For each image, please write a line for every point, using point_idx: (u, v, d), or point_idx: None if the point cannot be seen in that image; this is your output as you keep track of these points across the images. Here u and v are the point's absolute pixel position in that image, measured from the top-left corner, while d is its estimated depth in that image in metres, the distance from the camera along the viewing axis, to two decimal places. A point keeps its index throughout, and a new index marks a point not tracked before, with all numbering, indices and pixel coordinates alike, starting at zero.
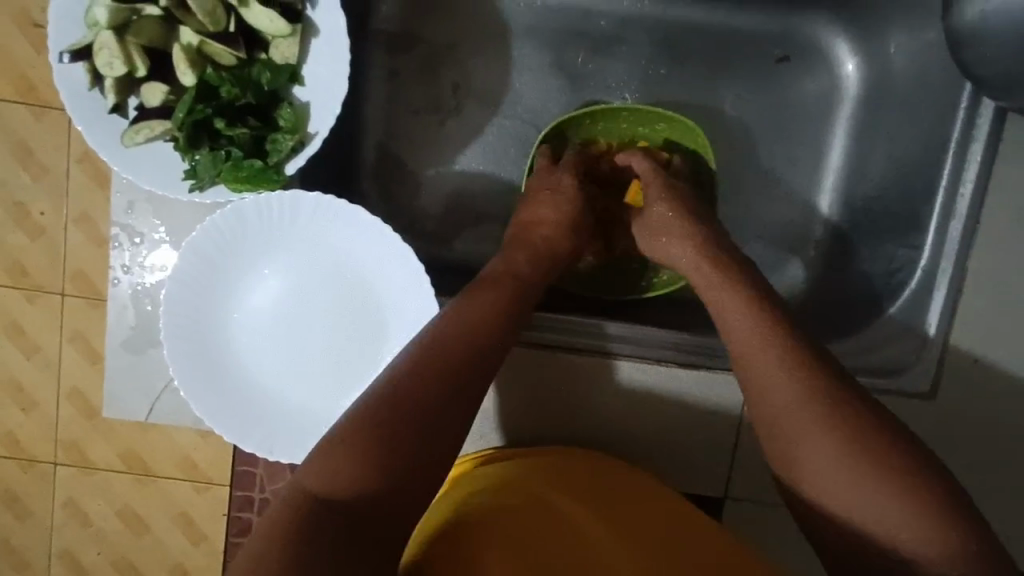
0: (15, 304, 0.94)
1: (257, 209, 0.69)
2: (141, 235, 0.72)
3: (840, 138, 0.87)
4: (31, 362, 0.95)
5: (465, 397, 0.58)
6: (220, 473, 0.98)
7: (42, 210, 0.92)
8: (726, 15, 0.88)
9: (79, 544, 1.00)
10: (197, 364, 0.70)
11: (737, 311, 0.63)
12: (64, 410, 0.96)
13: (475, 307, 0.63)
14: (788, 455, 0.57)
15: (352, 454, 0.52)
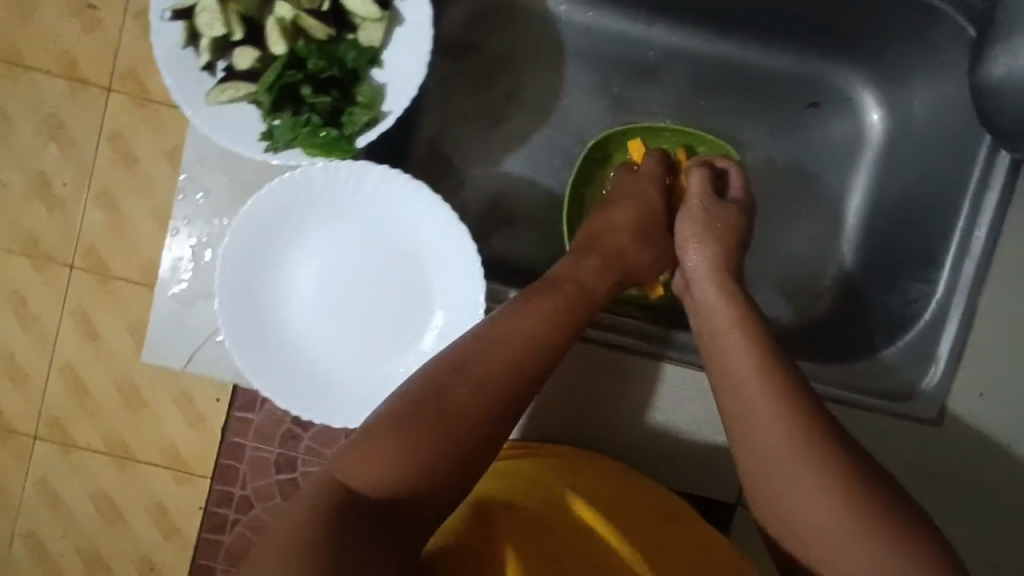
0: (21, 274, 1.04)
1: (324, 174, 0.72)
2: (205, 188, 0.75)
3: (861, 183, 0.94)
4: (21, 329, 1.05)
5: (514, 415, 0.62)
6: (199, 466, 1.06)
7: (63, 182, 1.03)
8: (765, 58, 0.94)
9: (42, 528, 1.07)
10: (246, 320, 0.73)
11: (737, 338, 0.68)
12: (54, 386, 1.06)
13: (534, 321, 0.66)
14: (783, 486, 0.61)
15: (396, 446, 0.56)
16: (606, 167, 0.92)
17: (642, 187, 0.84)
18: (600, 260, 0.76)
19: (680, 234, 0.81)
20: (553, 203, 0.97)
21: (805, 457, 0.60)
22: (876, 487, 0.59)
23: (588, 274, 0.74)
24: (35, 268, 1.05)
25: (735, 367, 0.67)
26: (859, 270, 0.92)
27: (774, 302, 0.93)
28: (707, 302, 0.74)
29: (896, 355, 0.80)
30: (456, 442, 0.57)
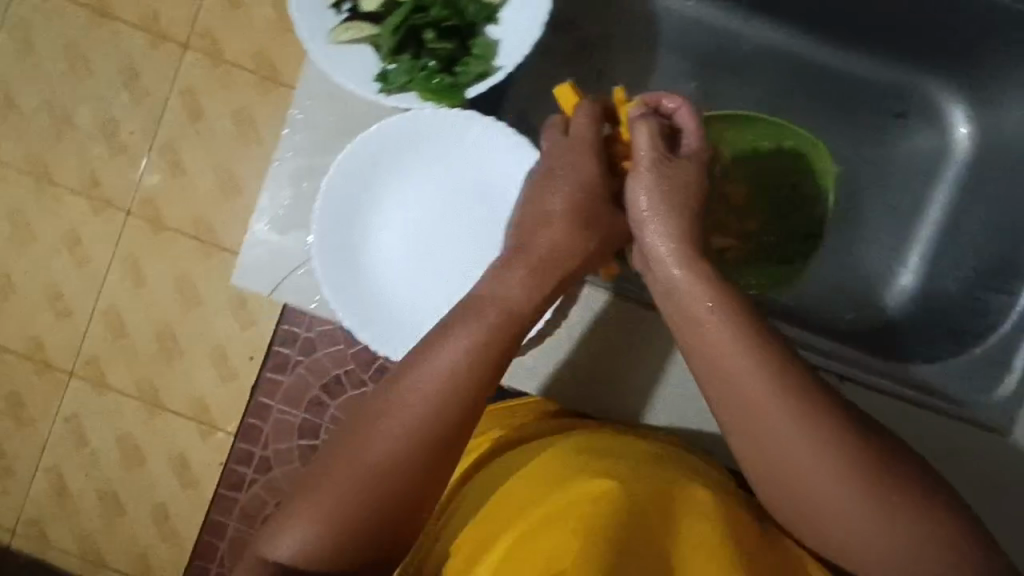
0: (145, 241, 1.36)
1: (435, 119, 0.75)
2: (312, 124, 0.78)
3: (942, 197, 0.94)
4: (95, 279, 1.36)
5: (427, 477, 0.61)
6: (224, 420, 1.36)
7: (189, 163, 1.35)
8: (858, 63, 0.96)
9: (84, 457, 1.38)
10: (340, 250, 0.76)
11: (718, 335, 0.62)
12: (151, 338, 1.36)
13: (439, 379, 0.62)
14: (803, 495, 0.58)
15: (329, 520, 0.58)
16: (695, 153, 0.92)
17: (572, 157, 0.71)
18: (525, 271, 0.68)
19: (626, 194, 0.70)
20: None
21: (810, 447, 0.57)
22: (884, 460, 0.57)
23: (517, 288, 0.67)
24: (155, 233, 1.36)
25: (738, 381, 0.60)
26: (928, 284, 0.92)
27: (841, 309, 0.94)
28: (676, 291, 0.66)
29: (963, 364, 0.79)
30: (377, 507, 0.59)
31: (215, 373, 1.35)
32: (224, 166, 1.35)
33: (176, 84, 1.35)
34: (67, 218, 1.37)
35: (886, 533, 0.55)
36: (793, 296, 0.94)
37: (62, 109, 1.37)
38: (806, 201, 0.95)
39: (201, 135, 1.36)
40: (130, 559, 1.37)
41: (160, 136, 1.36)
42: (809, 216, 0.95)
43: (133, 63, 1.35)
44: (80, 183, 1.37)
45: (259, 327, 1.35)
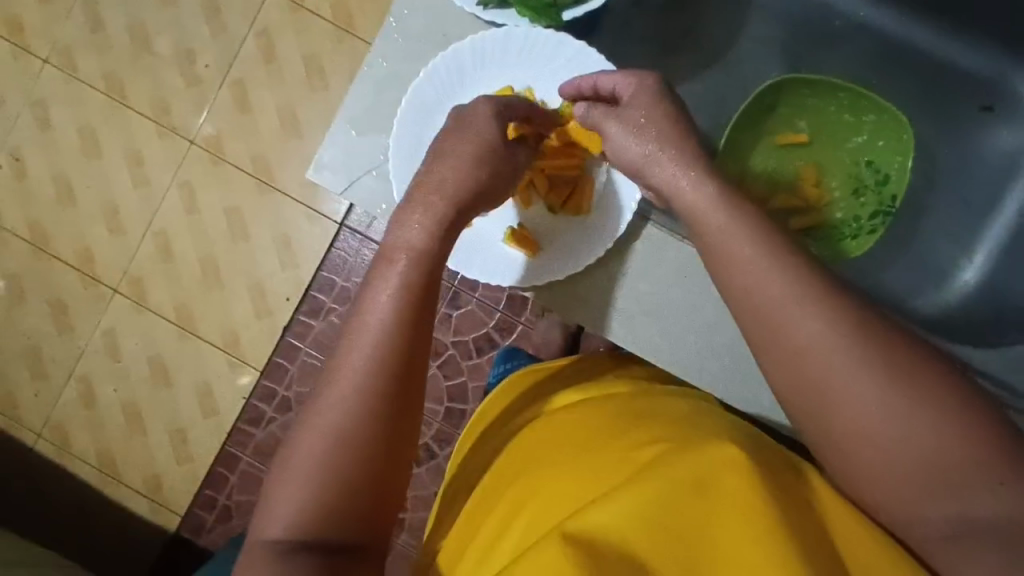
0: (200, 174, 1.46)
1: (526, 38, 0.77)
2: (405, 33, 0.80)
3: (1017, 197, 0.93)
4: (154, 210, 1.47)
5: (385, 426, 0.58)
6: (253, 355, 1.45)
7: (258, 101, 1.44)
8: (951, 48, 0.95)
9: (120, 370, 1.48)
10: (413, 158, 0.78)
11: (770, 277, 0.58)
12: (198, 266, 1.46)
13: (377, 325, 0.60)
14: (867, 445, 0.53)
15: (302, 490, 0.55)
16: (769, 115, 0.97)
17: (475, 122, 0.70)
18: (423, 209, 0.67)
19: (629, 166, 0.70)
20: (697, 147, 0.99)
21: (871, 380, 0.53)
22: (886, 357, 0.53)
23: (415, 228, 0.66)
24: (213, 164, 1.45)
25: (797, 331, 0.55)
26: (985, 285, 0.91)
27: (903, 291, 0.94)
28: (719, 230, 0.62)
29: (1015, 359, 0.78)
30: (343, 466, 0.56)
31: (251, 306, 1.45)
32: (287, 106, 1.43)
33: (253, 25, 1.44)
34: (135, 141, 1.47)
35: (902, 434, 0.52)
36: (852, 274, 0.94)
37: (146, 35, 1.47)
38: (882, 177, 0.97)
39: (269, 76, 1.43)
40: (144, 471, 1.47)
41: (231, 73, 1.45)
42: (883, 192, 0.97)
43: (217, 3, 1.45)
44: (152, 108, 1.47)
45: (301, 270, 1.43)
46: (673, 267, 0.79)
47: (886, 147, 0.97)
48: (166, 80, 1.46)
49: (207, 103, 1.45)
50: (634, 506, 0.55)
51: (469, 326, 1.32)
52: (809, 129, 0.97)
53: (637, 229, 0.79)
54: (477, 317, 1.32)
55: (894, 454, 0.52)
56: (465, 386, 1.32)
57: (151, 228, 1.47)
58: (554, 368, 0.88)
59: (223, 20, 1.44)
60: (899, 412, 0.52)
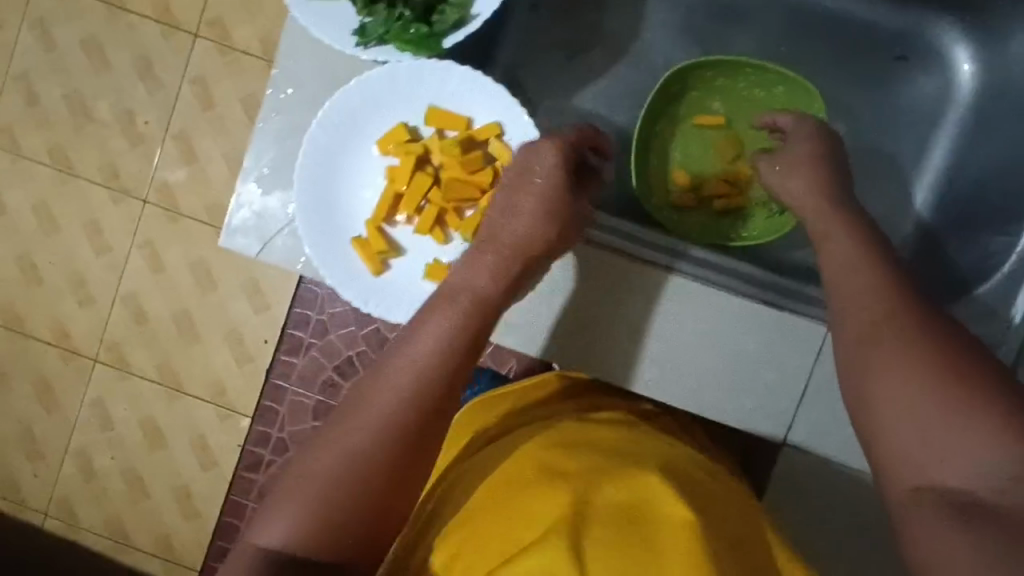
0: (159, 231, 1.44)
1: (411, 74, 0.75)
2: (294, 84, 0.78)
3: (944, 145, 0.90)
4: (121, 274, 1.46)
5: (401, 462, 0.62)
6: (242, 403, 1.44)
7: (203, 149, 1.42)
8: (855, 6, 0.93)
9: (117, 436, 1.47)
10: (321, 213, 0.77)
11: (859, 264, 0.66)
12: (171, 323, 1.45)
13: (416, 362, 0.64)
14: (901, 409, 0.57)
15: (311, 509, 0.59)
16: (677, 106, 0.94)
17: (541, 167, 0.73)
18: (493, 254, 0.71)
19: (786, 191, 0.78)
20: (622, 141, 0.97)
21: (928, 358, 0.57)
22: (946, 354, 0.57)
23: (480, 271, 0.70)
24: (170, 220, 1.43)
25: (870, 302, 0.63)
26: (925, 235, 0.89)
27: None
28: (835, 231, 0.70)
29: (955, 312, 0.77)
30: (356, 491, 0.59)
31: (232, 355, 1.43)
32: (234, 154, 1.41)
33: (185, 73, 1.41)
34: (91, 208, 1.46)
35: (932, 407, 0.55)
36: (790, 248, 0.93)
37: (82, 101, 1.45)
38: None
39: (212, 125, 1.42)
40: (155, 531, 1.47)
41: (173, 127, 1.43)
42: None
43: (147, 58, 1.43)
44: (101, 173, 1.45)
45: (274, 310, 1.42)
46: (598, 279, 0.78)
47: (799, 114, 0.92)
48: (111, 143, 1.45)
49: (155, 160, 1.43)
50: (598, 561, 0.58)
51: None
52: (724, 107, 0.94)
53: None
54: None
55: (931, 436, 0.55)
56: None
57: (121, 292, 1.46)
58: (545, 390, 0.87)
59: (155, 74, 1.42)
60: (937, 398, 0.55)
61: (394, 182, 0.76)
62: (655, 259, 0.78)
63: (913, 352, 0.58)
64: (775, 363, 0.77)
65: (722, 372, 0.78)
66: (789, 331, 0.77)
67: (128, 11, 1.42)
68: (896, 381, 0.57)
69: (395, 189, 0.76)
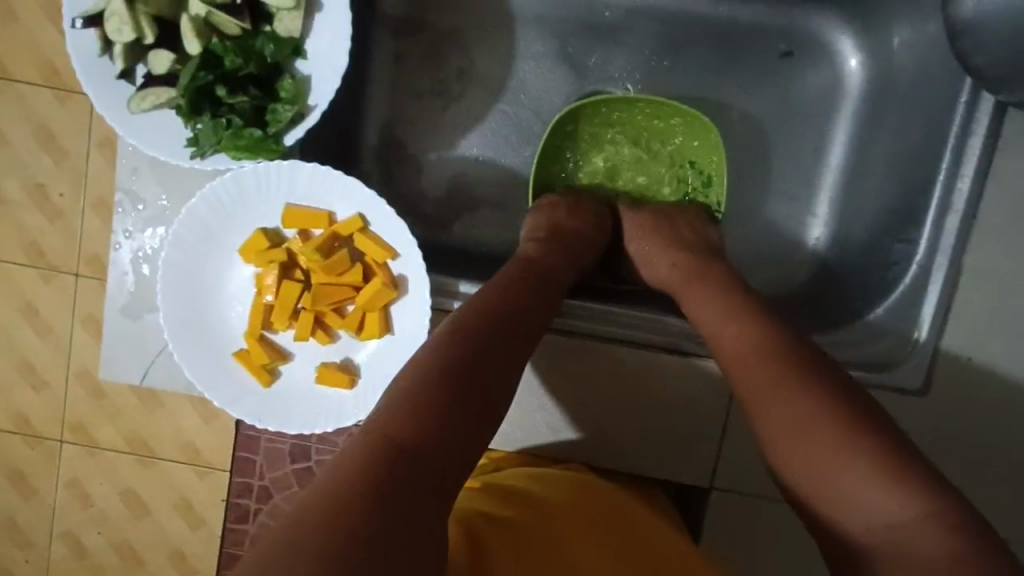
0: (28, 283, 1.00)
1: (257, 177, 0.70)
2: (144, 202, 0.73)
3: (842, 136, 0.87)
4: (42, 341, 1.01)
5: (503, 377, 0.55)
6: (221, 458, 1.05)
7: (60, 192, 0.97)
8: (729, 8, 0.88)
9: (81, 524, 1.07)
10: (195, 331, 0.72)
11: (716, 310, 0.62)
12: (73, 391, 1.03)
13: (518, 291, 0.63)
14: (795, 444, 0.50)
15: (419, 400, 0.49)
16: (578, 143, 0.85)
17: (579, 207, 0.79)
18: (555, 243, 0.72)
19: (642, 255, 0.75)
20: (516, 183, 0.92)
21: (814, 395, 0.51)
22: (838, 397, 0.50)
23: (547, 250, 0.71)
24: (43, 278, 1.00)
25: (732, 347, 0.58)
26: (832, 248, 0.85)
27: (765, 271, 0.88)
28: (689, 302, 0.65)
29: (857, 333, 0.74)
30: (460, 390, 0.51)
31: (197, 413, 1.03)
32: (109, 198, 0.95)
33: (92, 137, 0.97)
34: (14, 290, 1.00)
35: (817, 449, 0.49)
36: None
37: None
38: (706, 179, 0.84)
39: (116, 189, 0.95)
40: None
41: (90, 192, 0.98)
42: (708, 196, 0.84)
43: (46, 125, 0.96)
44: (23, 255, 0.99)
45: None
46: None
47: (701, 147, 0.84)
48: (20, 218, 0.98)
49: (80, 235, 0.99)
50: None
51: None
52: (627, 143, 0.86)
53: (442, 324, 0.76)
54: None
55: (820, 474, 0.49)
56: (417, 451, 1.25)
57: (74, 369, 1.02)
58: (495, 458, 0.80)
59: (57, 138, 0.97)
60: (814, 421, 0.50)
61: (261, 292, 0.72)
62: (603, 335, 0.76)
63: (780, 391, 0.52)
64: (693, 409, 0.76)
65: (639, 421, 0.77)
66: (699, 375, 0.75)
67: (13, 79, 0.95)
68: (768, 425, 0.52)
69: (264, 299, 0.72)
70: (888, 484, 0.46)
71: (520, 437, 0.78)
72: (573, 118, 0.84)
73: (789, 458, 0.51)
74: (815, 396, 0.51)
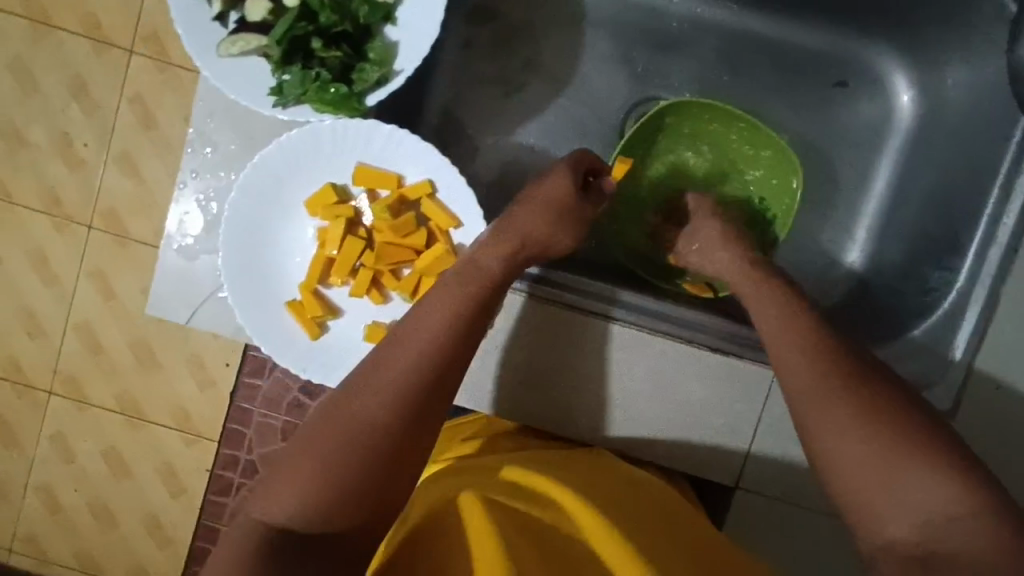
0: (45, 233, 1.09)
1: (333, 133, 0.71)
2: (214, 144, 0.74)
3: (886, 168, 0.91)
4: (48, 291, 1.10)
5: (404, 433, 0.57)
6: (209, 429, 1.12)
7: (85, 143, 1.07)
8: (792, 31, 0.92)
9: (63, 477, 1.14)
10: (250, 277, 0.73)
11: (771, 310, 0.65)
12: (70, 341, 1.11)
13: (430, 328, 0.62)
14: (853, 437, 0.54)
15: (301, 477, 0.53)
16: (660, 141, 0.89)
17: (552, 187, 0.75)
18: (504, 240, 0.70)
19: (698, 245, 0.77)
20: None
21: (879, 395, 0.56)
22: (899, 400, 0.55)
23: (486, 249, 0.69)
24: (56, 227, 1.08)
25: (791, 343, 0.61)
26: (871, 271, 0.89)
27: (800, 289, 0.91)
28: (754, 296, 0.68)
29: (895, 350, 0.75)
30: (353, 462, 0.54)
31: (194, 380, 1.11)
32: (122, 155, 1.07)
33: (122, 91, 1.06)
34: (28, 235, 1.09)
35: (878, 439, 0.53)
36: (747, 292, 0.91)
37: (10, 121, 1.07)
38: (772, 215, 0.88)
39: (155, 146, 1.07)
40: (128, 564, 1.16)
41: (114, 147, 1.07)
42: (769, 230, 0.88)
43: (80, 74, 1.06)
44: (38, 201, 1.08)
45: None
46: (530, 325, 0.76)
47: (778, 185, 0.87)
48: (42, 165, 1.07)
49: (98, 180, 1.07)
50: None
51: None
52: (713, 153, 0.90)
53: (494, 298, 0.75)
54: None
55: (878, 466, 0.52)
56: None
57: (72, 322, 1.11)
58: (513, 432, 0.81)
59: (88, 88, 1.06)
60: (879, 419, 0.54)
61: (325, 246, 0.73)
62: (592, 309, 0.76)
63: (848, 395, 0.56)
64: (726, 410, 0.76)
65: (674, 415, 0.77)
66: (741, 379, 0.76)
67: (54, 25, 1.05)
68: (828, 416, 0.56)
69: (326, 253, 0.73)
70: (946, 481, 0.50)
71: (550, 424, 0.78)
72: (664, 117, 0.86)
73: (845, 450, 0.54)
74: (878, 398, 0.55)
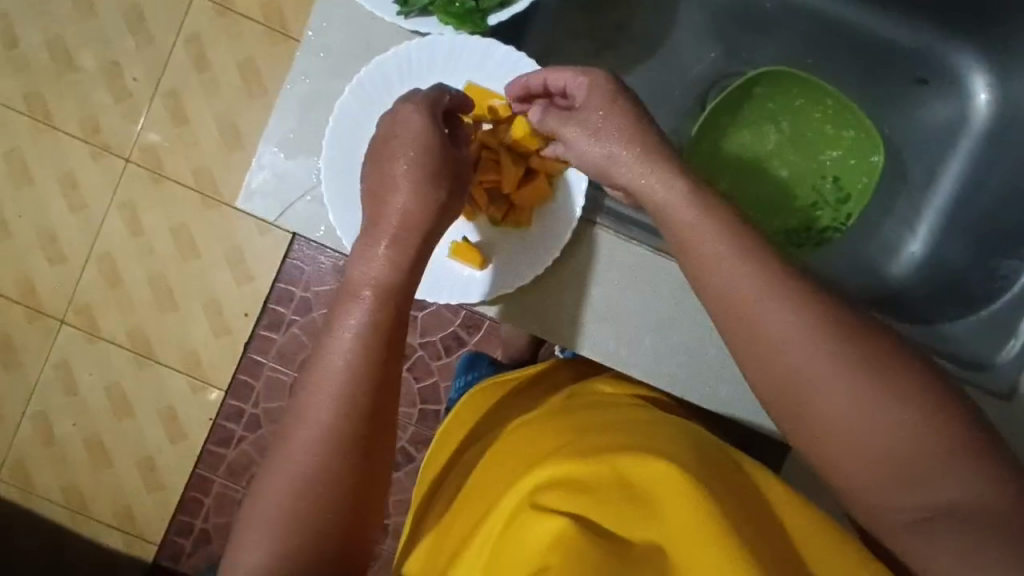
0: (82, 159, 1.23)
1: (451, 46, 0.74)
2: (326, 49, 0.76)
3: (955, 166, 0.93)
4: (74, 215, 1.24)
5: (344, 464, 0.55)
6: (217, 376, 1.23)
7: (135, 75, 1.23)
8: (879, 24, 0.95)
9: (61, 407, 1.24)
10: (347, 176, 0.73)
11: (746, 286, 0.55)
12: (90, 273, 1.24)
13: (347, 347, 0.57)
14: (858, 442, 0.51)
15: (261, 544, 0.53)
16: (748, 112, 0.93)
17: (410, 136, 0.63)
18: (384, 237, 0.61)
19: (591, 163, 0.66)
20: None
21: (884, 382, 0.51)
22: (903, 386, 0.51)
23: (372, 262, 0.61)
24: (95, 155, 1.23)
25: (776, 336, 0.54)
26: (931, 263, 0.91)
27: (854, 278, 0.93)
28: (698, 254, 0.58)
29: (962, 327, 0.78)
30: (309, 516, 0.54)
31: (210, 325, 1.23)
32: (170, 91, 1.22)
33: (183, 30, 1.22)
34: (61, 159, 1.24)
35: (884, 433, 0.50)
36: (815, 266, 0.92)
37: (65, 49, 1.23)
38: (842, 197, 0.93)
39: (204, 86, 1.22)
40: (114, 502, 1.24)
41: (162, 84, 1.22)
42: (841, 210, 0.93)
43: (138, 5, 1.22)
44: (79, 128, 1.23)
45: (258, 282, 1.22)
46: (619, 263, 0.77)
47: (856, 166, 0.93)
48: (89, 91, 1.23)
49: (140, 116, 1.23)
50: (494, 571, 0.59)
51: (435, 326, 1.23)
52: (788, 129, 0.94)
53: (585, 233, 0.76)
54: (437, 320, 1.23)
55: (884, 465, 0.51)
56: (436, 387, 1.23)
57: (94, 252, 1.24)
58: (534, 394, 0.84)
59: (148, 25, 1.22)
60: (887, 414, 0.50)
61: None
62: None
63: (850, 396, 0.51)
64: None
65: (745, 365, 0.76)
66: None
67: None
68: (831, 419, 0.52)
69: None
70: (956, 468, 0.49)
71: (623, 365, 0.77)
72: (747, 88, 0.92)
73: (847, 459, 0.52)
74: (883, 391, 0.51)
